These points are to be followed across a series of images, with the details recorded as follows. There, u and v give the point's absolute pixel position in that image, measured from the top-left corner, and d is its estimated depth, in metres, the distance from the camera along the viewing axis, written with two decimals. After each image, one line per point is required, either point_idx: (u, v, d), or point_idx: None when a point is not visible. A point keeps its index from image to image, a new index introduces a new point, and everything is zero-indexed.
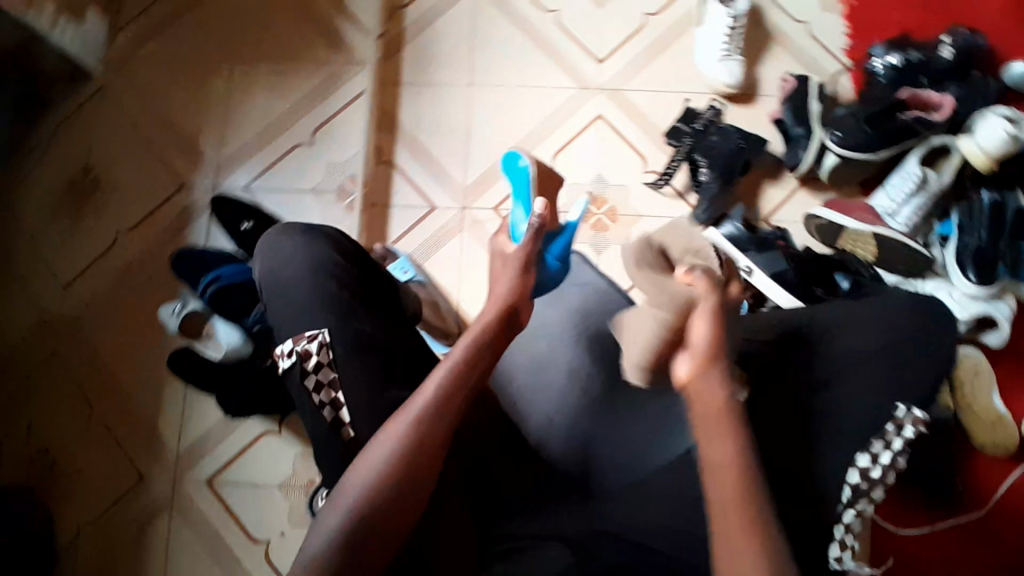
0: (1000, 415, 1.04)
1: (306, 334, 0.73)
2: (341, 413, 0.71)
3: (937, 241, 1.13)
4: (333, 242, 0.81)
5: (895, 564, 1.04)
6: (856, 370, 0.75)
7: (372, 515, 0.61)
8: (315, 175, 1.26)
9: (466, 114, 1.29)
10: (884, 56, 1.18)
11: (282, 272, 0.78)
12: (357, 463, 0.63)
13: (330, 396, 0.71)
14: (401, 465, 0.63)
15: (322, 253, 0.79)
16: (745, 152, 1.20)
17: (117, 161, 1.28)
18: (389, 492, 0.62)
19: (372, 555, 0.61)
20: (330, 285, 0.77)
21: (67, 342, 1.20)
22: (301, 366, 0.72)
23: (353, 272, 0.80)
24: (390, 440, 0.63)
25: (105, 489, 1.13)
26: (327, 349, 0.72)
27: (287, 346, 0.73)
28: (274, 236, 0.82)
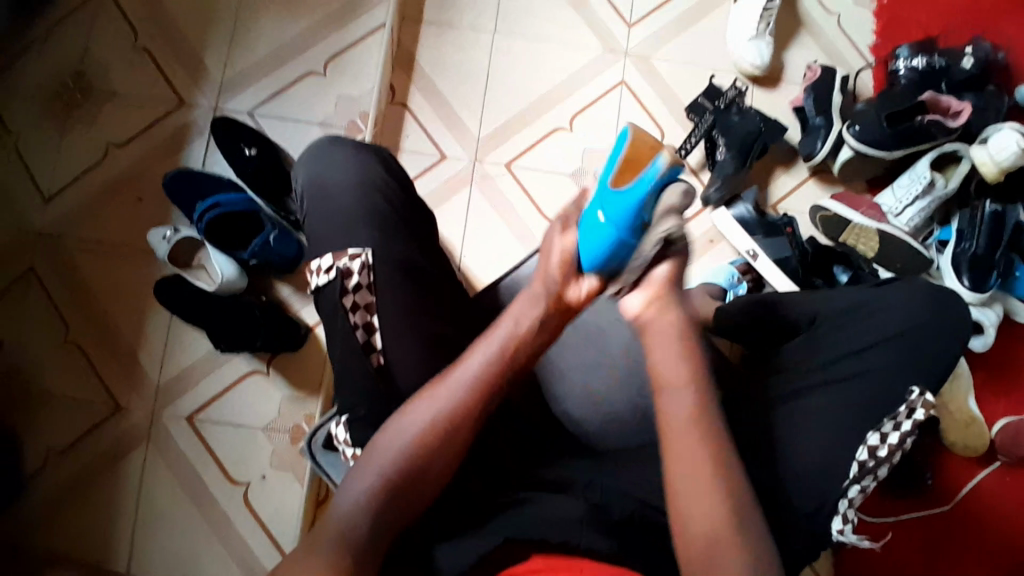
0: (973, 417, 1.07)
1: (347, 251, 0.69)
2: (373, 337, 0.67)
3: (935, 246, 1.15)
4: (381, 163, 0.77)
5: (889, 539, 1.09)
6: (867, 359, 0.78)
7: (406, 482, 0.60)
8: (324, 107, 1.20)
9: (487, 62, 1.25)
10: (909, 59, 1.18)
11: (328, 177, 0.74)
12: (393, 423, 0.61)
13: (364, 318, 0.68)
14: (435, 430, 0.60)
15: (371, 168, 0.75)
16: (765, 134, 1.19)
17: (113, 70, 1.19)
18: (426, 460, 0.60)
19: (399, 510, 0.60)
20: (376, 199, 0.73)
21: (46, 257, 1.12)
22: (341, 283, 0.68)
23: (399, 193, 0.76)
24: (431, 406, 0.61)
25: (79, 416, 1.08)
26: (368, 271, 0.69)
27: (327, 261, 0.69)
28: (323, 146, 0.78)
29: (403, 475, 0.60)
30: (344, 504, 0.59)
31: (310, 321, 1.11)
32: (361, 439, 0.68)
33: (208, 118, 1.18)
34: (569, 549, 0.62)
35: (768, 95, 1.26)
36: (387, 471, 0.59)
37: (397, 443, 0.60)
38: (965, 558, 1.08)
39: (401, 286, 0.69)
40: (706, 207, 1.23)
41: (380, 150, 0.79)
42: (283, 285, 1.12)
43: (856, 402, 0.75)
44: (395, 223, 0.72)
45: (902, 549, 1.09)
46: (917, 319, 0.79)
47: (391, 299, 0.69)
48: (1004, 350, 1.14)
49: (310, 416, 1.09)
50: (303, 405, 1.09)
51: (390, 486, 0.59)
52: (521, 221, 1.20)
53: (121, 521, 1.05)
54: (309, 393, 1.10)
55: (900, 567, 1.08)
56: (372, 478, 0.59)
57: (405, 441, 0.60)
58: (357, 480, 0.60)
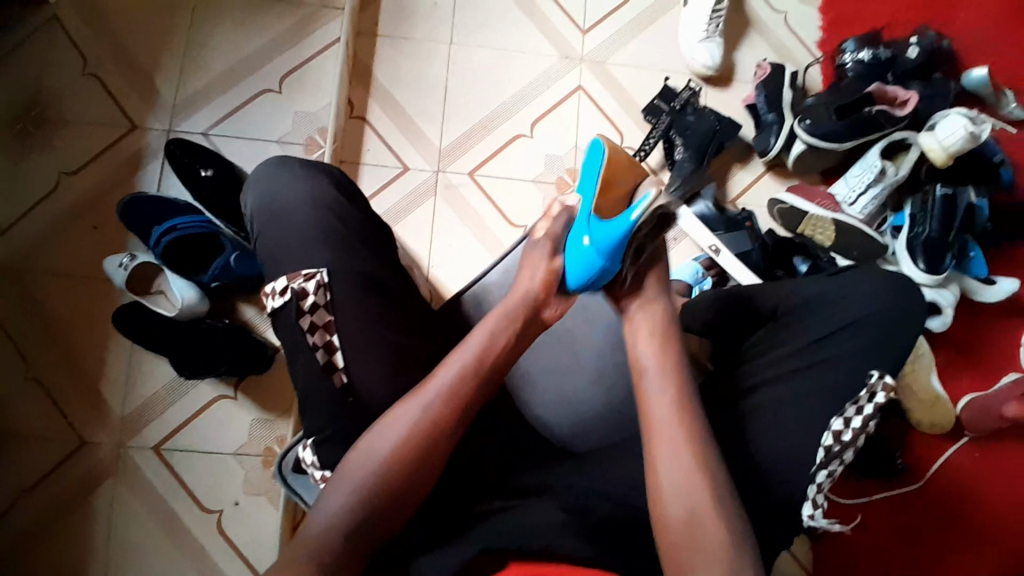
0: (937, 396, 1.10)
1: (302, 272, 0.68)
2: (334, 356, 0.67)
3: (890, 231, 1.18)
4: (333, 180, 0.76)
5: (864, 523, 1.11)
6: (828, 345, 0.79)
7: (381, 496, 0.58)
8: (283, 124, 1.19)
9: (445, 73, 1.25)
10: (856, 52, 1.22)
11: (279, 200, 0.73)
12: (367, 440, 0.61)
13: (324, 338, 0.67)
14: (411, 442, 0.60)
15: (322, 187, 0.74)
16: (720, 133, 1.22)
17: (62, 98, 1.16)
18: (399, 471, 0.59)
19: (376, 529, 0.58)
20: (331, 219, 0.72)
21: (0, 291, 1.09)
22: (297, 304, 0.67)
23: (354, 212, 0.75)
24: (406, 418, 0.61)
25: (42, 453, 1.04)
26: (325, 290, 0.68)
27: (281, 282, 0.68)
28: (273, 166, 0.76)
29: (377, 491, 0.58)
30: (316, 527, 0.57)
31: (275, 342, 1.09)
32: (330, 456, 0.67)
33: (163, 142, 1.16)
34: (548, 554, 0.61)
35: (721, 94, 1.29)
36: (359, 488, 0.58)
37: (370, 458, 0.60)
38: (939, 536, 1.10)
39: (364, 299, 0.69)
40: None
41: (333, 169, 0.78)
42: (249, 306, 1.10)
43: (820, 389, 0.77)
44: (352, 241, 0.72)
45: (878, 529, 1.10)
46: (871, 305, 0.81)
47: (354, 312, 0.68)
48: (962, 330, 1.18)
49: (282, 438, 1.07)
50: (273, 427, 1.07)
51: (364, 503, 0.58)
52: (486, 230, 1.20)
53: (92, 559, 1.01)
54: (279, 414, 1.08)
55: (877, 547, 1.10)
56: (347, 497, 0.58)
57: (376, 456, 0.59)
58: (329, 500, 0.58)
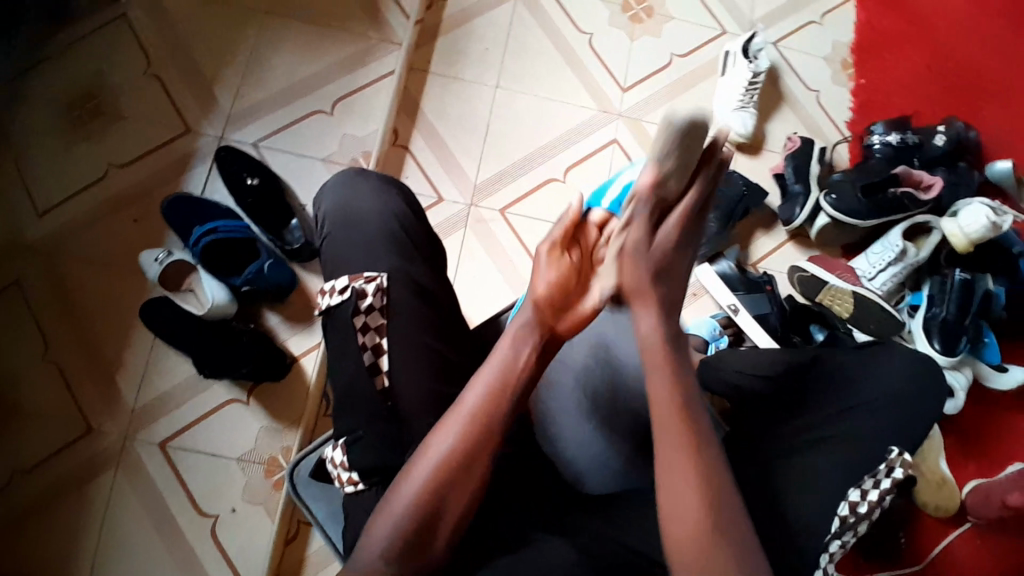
0: (944, 479, 1.09)
1: (364, 274, 0.71)
2: (380, 359, 0.68)
3: (907, 309, 1.20)
4: (403, 194, 0.80)
5: None
6: (850, 412, 0.80)
7: (425, 523, 0.59)
8: (330, 143, 1.23)
9: (489, 113, 1.30)
10: (884, 135, 1.26)
11: (352, 202, 0.76)
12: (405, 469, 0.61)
13: (373, 340, 0.69)
14: (450, 467, 0.60)
15: (393, 198, 0.78)
16: (747, 198, 1.26)
17: (122, 94, 1.21)
18: (442, 495, 0.60)
19: (424, 551, 0.60)
20: (396, 226, 0.75)
21: (34, 271, 1.11)
22: (355, 303, 0.69)
23: (417, 224, 0.78)
24: (444, 441, 0.61)
25: (47, 434, 1.04)
26: (382, 294, 0.70)
27: (342, 282, 0.70)
28: (349, 177, 0.80)
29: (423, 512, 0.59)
30: (366, 561, 0.58)
31: (296, 351, 1.11)
32: (350, 464, 0.67)
33: (214, 147, 1.20)
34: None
35: (751, 160, 1.33)
36: (408, 517, 0.58)
37: (410, 485, 0.60)
38: None
39: (412, 310, 0.71)
40: None
41: (401, 184, 0.82)
42: (272, 313, 1.12)
43: (837, 455, 0.77)
44: (414, 251, 0.75)
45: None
46: (894, 380, 0.82)
47: (394, 324, 0.70)
48: (974, 416, 1.18)
49: (288, 449, 1.07)
50: (281, 436, 1.07)
51: (408, 527, 0.58)
52: (511, 266, 1.23)
53: (79, 549, 1.00)
54: (288, 424, 1.08)
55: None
56: (391, 528, 0.58)
57: (421, 483, 0.59)
58: (375, 534, 0.59)
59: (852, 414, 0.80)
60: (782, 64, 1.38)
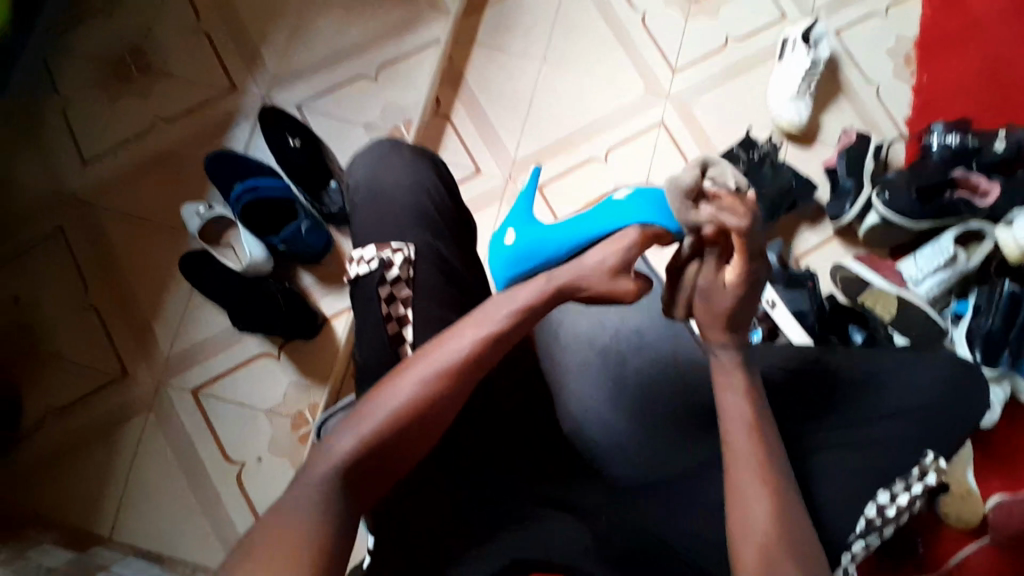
0: (970, 490, 1.06)
1: (391, 244, 0.71)
2: (404, 330, 0.68)
3: (951, 317, 1.15)
4: (433, 167, 0.80)
5: None
6: (889, 418, 0.77)
7: (389, 443, 0.59)
8: (371, 109, 1.23)
9: (533, 88, 1.28)
10: (943, 135, 1.19)
11: (383, 173, 0.77)
12: (383, 388, 0.61)
13: (399, 311, 0.69)
14: (426, 394, 0.60)
15: (424, 171, 0.78)
16: (795, 192, 1.22)
17: (171, 49, 1.22)
18: (413, 419, 0.59)
19: (380, 471, 0.59)
20: (426, 200, 0.76)
21: (76, 219, 1.14)
22: (381, 274, 0.70)
23: (447, 197, 0.78)
24: (425, 368, 0.61)
25: (85, 376, 1.08)
26: (410, 266, 0.70)
27: (370, 252, 0.71)
28: (380, 148, 0.81)
29: (399, 424, 0.59)
30: (324, 465, 0.57)
31: (327, 312, 1.11)
32: None
33: (257, 106, 1.21)
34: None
35: (802, 152, 1.28)
36: (374, 433, 0.58)
37: (383, 404, 0.60)
38: None
39: (439, 283, 0.71)
40: None
41: (433, 155, 0.82)
42: (307, 273, 1.12)
43: (869, 463, 0.75)
44: (440, 226, 0.75)
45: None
46: (939, 387, 0.78)
47: (424, 294, 0.70)
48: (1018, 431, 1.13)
49: (315, 405, 1.08)
50: (309, 393, 1.08)
51: (369, 444, 0.58)
52: None
53: (107, 489, 1.03)
54: (317, 381, 1.09)
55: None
56: (354, 439, 0.58)
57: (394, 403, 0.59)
58: (339, 442, 0.58)
59: (892, 421, 0.77)
60: (841, 56, 1.33)
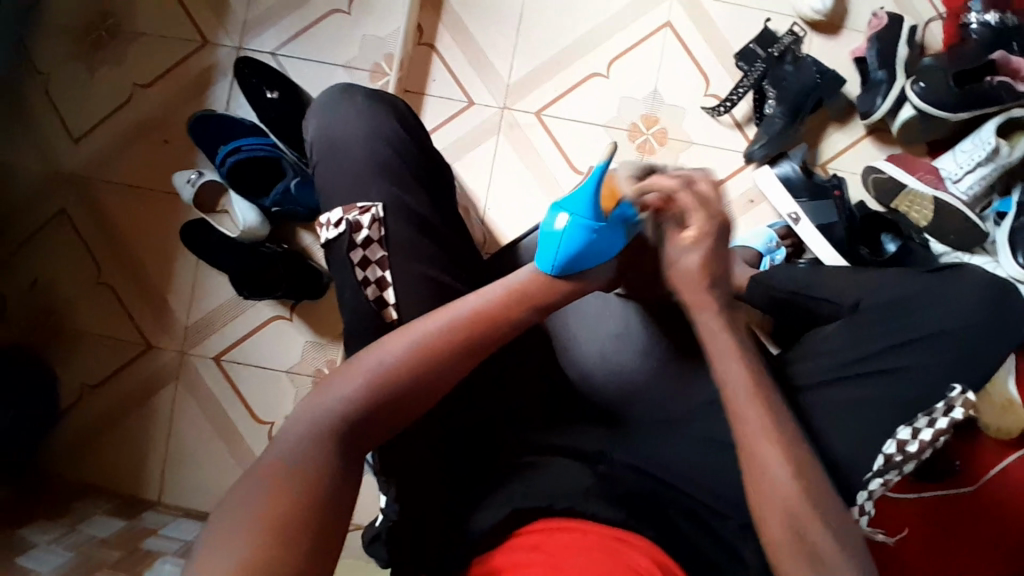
0: (1011, 399, 0.98)
1: (358, 205, 0.68)
2: (385, 292, 0.65)
3: (993, 218, 1.04)
4: (394, 112, 0.75)
5: (911, 534, 1.01)
6: (905, 350, 0.73)
7: (393, 398, 0.54)
8: (349, 47, 1.15)
9: (521, 0, 1.16)
10: (982, 13, 1.03)
11: (342, 131, 0.72)
12: (390, 338, 0.57)
13: (376, 274, 0.66)
14: (439, 347, 0.56)
15: (386, 121, 0.73)
16: (820, 89, 1.09)
17: (137, 5, 1.16)
18: (420, 379, 0.55)
19: (378, 428, 0.54)
20: (392, 155, 0.71)
21: (76, 199, 1.14)
22: (350, 237, 0.66)
23: (416, 151, 0.74)
24: (439, 322, 0.57)
25: (113, 351, 1.12)
26: (379, 225, 0.67)
27: (336, 214, 0.67)
28: (335, 95, 0.77)
29: (399, 381, 0.54)
30: (322, 410, 0.52)
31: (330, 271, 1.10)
32: None
33: (232, 59, 1.15)
34: (573, 513, 0.61)
35: (827, 42, 1.14)
36: (375, 382, 0.54)
37: (388, 355, 0.55)
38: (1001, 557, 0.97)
39: (416, 245, 0.68)
40: (749, 165, 1.15)
41: (396, 103, 0.77)
42: (306, 233, 1.12)
43: (887, 395, 0.72)
44: (412, 182, 0.71)
45: (922, 547, 1.00)
46: (970, 313, 0.73)
47: (402, 260, 0.67)
48: None
49: (332, 361, 1.11)
50: (326, 351, 1.11)
51: (371, 394, 0.53)
52: (546, 173, 1.15)
53: (151, 456, 1.10)
54: (330, 339, 1.11)
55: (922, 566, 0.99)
56: (357, 386, 0.53)
57: (402, 352, 0.55)
58: (339, 387, 0.54)
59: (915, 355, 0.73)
60: None
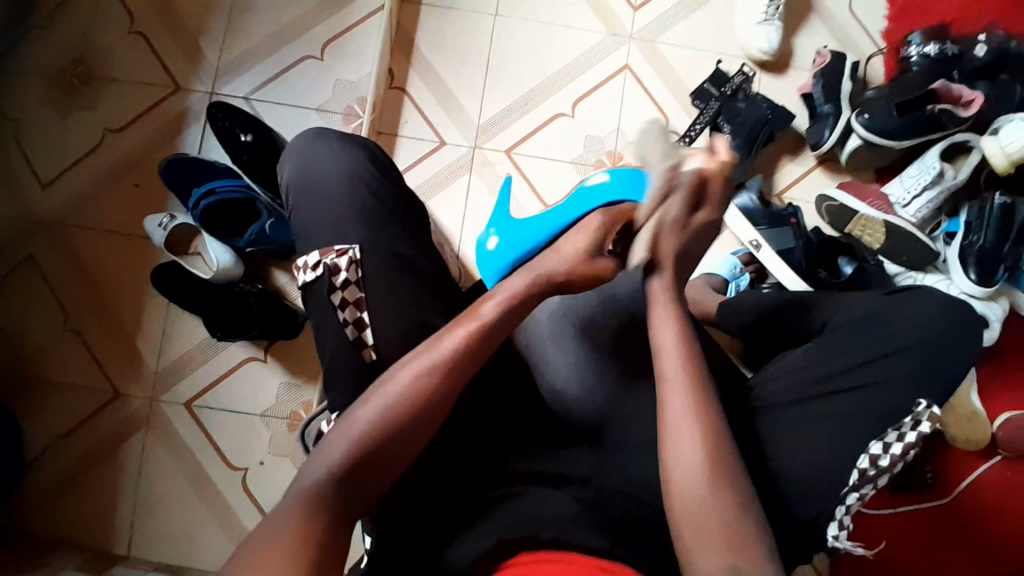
0: (975, 412, 1.03)
1: (335, 248, 0.69)
2: (363, 333, 0.67)
3: (942, 237, 1.11)
4: (367, 153, 0.77)
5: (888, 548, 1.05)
6: (878, 363, 0.75)
7: (380, 450, 0.58)
8: (323, 92, 1.18)
9: (489, 46, 1.22)
10: (921, 46, 1.14)
11: (316, 174, 0.74)
12: (373, 394, 0.60)
13: (354, 315, 0.67)
14: (418, 400, 0.59)
15: (358, 162, 0.75)
16: (771, 123, 1.17)
17: (109, 53, 1.17)
18: (402, 427, 0.59)
19: (371, 478, 0.58)
20: (366, 194, 0.73)
21: (45, 245, 1.12)
22: (329, 280, 0.67)
23: (391, 189, 0.76)
24: (418, 370, 0.60)
25: (80, 400, 1.08)
26: (357, 267, 0.69)
27: (314, 257, 0.68)
28: (309, 138, 0.78)
29: (373, 442, 0.58)
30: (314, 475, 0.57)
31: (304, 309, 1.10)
32: None
33: (205, 103, 1.17)
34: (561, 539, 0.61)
35: (776, 81, 1.22)
36: (361, 441, 0.58)
37: (372, 413, 0.59)
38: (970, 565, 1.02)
39: (399, 277, 0.69)
40: None
41: (367, 143, 0.79)
42: (281, 272, 1.11)
43: (861, 412, 0.73)
44: (392, 217, 0.72)
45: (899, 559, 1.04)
46: (930, 329, 0.76)
47: (386, 293, 0.68)
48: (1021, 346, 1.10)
49: (309, 403, 1.09)
50: (300, 392, 1.09)
51: (361, 452, 0.58)
52: (519, 209, 1.18)
53: (120, 507, 1.06)
54: (307, 379, 1.10)
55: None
56: (346, 448, 0.58)
57: (384, 408, 0.59)
58: (331, 449, 0.58)
59: (886, 371, 0.75)
60: None
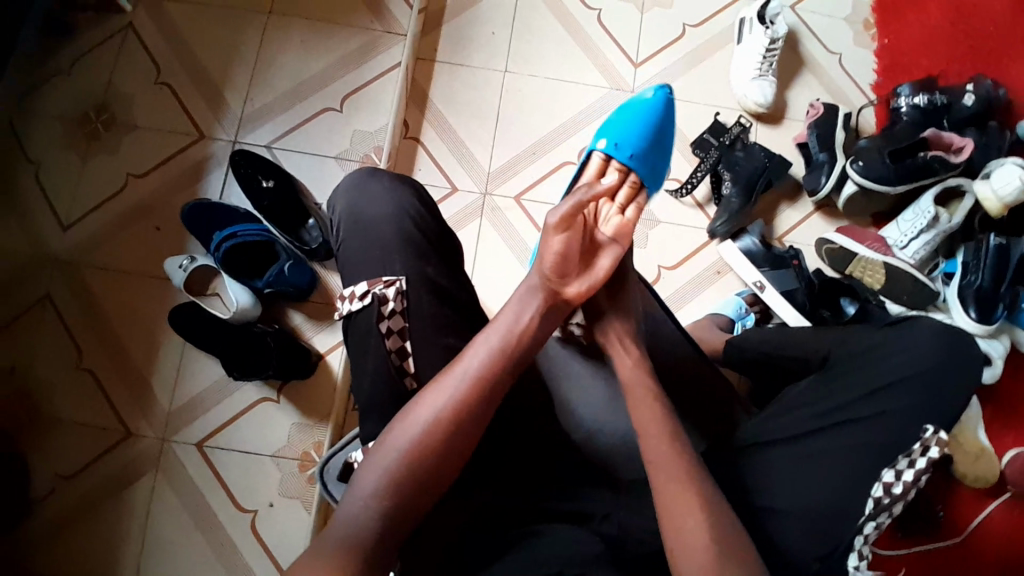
0: (983, 448, 1.03)
1: (383, 279, 0.71)
2: (406, 361, 0.70)
3: (941, 278, 1.15)
4: (418, 193, 0.80)
5: None
6: (898, 388, 0.76)
7: (407, 482, 0.59)
8: (341, 140, 1.24)
9: (499, 98, 1.29)
10: (910, 97, 1.20)
11: (366, 209, 0.77)
12: (395, 429, 0.61)
13: (398, 343, 0.70)
14: (440, 427, 0.60)
15: (408, 199, 0.78)
16: (769, 171, 1.21)
17: (136, 103, 1.23)
18: (427, 455, 0.60)
19: (401, 512, 0.59)
20: (413, 229, 0.76)
21: (62, 286, 1.14)
22: (377, 309, 0.70)
23: (434, 226, 0.79)
24: (437, 400, 0.61)
25: (89, 440, 1.08)
26: (402, 297, 0.71)
27: (362, 287, 0.71)
28: (363, 177, 0.81)
29: (402, 478, 0.59)
30: (347, 514, 0.58)
31: (321, 348, 1.12)
32: None
33: (227, 151, 1.22)
34: None
35: (772, 131, 1.29)
36: (388, 475, 0.59)
37: (397, 446, 0.60)
38: None
39: (425, 310, 0.72)
40: (713, 240, 1.24)
41: (416, 183, 0.83)
42: (295, 312, 1.14)
43: (874, 442, 0.73)
44: (433, 253, 0.76)
45: None
46: (925, 357, 0.77)
47: (411, 325, 0.70)
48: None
49: (319, 444, 1.09)
50: (312, 432, 1.09)
51: (390, 483, 0.59)
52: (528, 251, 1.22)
53: (124, 550, 1.04)
54: (318, 420, 1.10)
55: None
56: (375, 482, 0.59)
57: (408, 440, 0.60)
58: (362, 486, 0.59)
59: (902, 401, 0.75)
60: (801, 28, 1.33)
